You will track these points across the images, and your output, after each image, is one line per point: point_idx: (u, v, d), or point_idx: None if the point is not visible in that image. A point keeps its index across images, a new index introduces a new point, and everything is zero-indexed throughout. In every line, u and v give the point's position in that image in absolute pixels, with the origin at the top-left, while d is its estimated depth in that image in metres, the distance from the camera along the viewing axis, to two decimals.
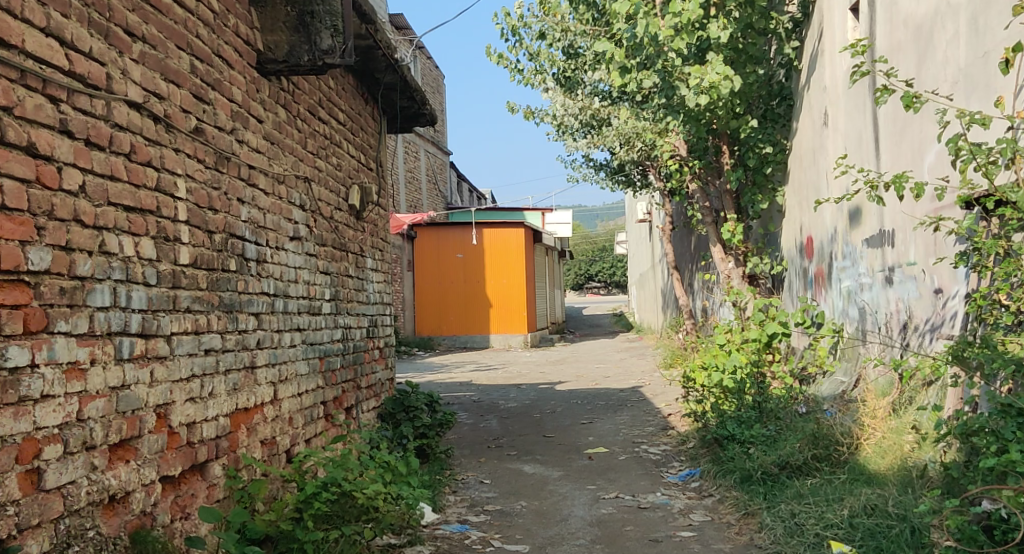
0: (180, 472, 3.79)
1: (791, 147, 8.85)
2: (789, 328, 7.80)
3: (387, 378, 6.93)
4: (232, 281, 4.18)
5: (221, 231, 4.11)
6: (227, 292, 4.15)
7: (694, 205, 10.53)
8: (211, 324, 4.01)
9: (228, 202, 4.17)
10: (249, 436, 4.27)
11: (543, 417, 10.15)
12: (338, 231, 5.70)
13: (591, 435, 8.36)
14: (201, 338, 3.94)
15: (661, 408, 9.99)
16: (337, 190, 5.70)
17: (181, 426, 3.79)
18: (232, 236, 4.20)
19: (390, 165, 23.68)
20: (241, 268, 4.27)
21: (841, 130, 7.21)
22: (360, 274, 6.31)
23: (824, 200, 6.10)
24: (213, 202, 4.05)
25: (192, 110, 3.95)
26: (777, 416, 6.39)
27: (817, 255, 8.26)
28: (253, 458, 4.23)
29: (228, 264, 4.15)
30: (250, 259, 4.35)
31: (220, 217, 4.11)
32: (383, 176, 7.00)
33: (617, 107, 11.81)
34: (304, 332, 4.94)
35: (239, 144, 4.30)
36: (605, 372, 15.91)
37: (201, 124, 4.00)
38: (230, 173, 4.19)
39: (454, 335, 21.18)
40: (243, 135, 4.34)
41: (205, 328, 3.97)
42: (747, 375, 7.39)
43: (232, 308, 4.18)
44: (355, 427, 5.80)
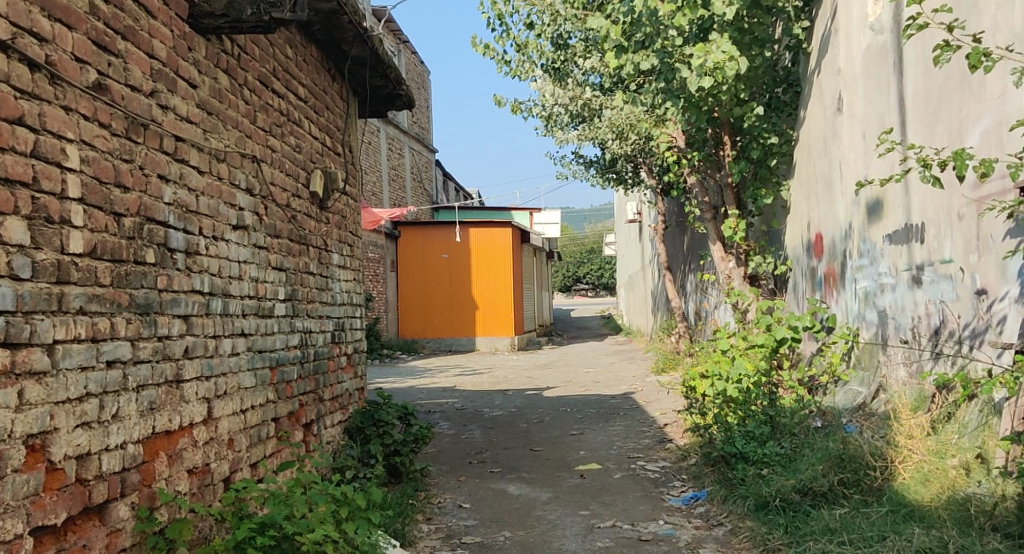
0: (65, 519, 3.10)
1: (797, 138, 8.20)
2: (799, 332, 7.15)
3: (356, 387, 6.23)
4: (148, 277, 3.49)
5: (133, 214, 3.42)
6: (143, 290, 3.46)
7: (691, 201, 9.87)
8: (116, 328, 3.31)
9: (144, 179, 3.49)
10: (170, 466, 3.59)
11: (530, 427, 9.47)
12: (294, 221, 4.99)
13: (582, 449, 7.69)
14: (101, 347, 3.24)
15: (657, 418, 9.33)
16: (295, 175, 5.01)
17: (67, 460, 3.11)
18: (151, 221, 3.51)
19: (373, 162, 22.97)
20: (164, 261, 3.58)
21: (859, 115, 6.57)
22: (325, 272, 5.60)
23: (864, 183, 5.34)
24: (121, 177, 3.36)
25: (90, 60, 3.26)
26: (792, 432, 5.74)
27: (827, 253, 7.60)
28: (172, 493, 3.55)
29: (144, 256, 3.46)
30: (176, 250, 3.66)
31: (134, 197, 3.43)
32: (352, 162, 6.31)
33: (610, 98, 11.14)
34: (250, 338, 4.25)
35: (161, 110, 3.61)
36: (595, 377, 15.27)
37: (105, 79, 3.32)
38: (147, 144, 3.51)
39: (439, 338, 20.47)
40: (166, 100, 3.65)
41: (107, 334, 3.27)
42: (753, 384, 6.75)
43: (149, 309, 3.48)
44: (314, 446, 5.10)
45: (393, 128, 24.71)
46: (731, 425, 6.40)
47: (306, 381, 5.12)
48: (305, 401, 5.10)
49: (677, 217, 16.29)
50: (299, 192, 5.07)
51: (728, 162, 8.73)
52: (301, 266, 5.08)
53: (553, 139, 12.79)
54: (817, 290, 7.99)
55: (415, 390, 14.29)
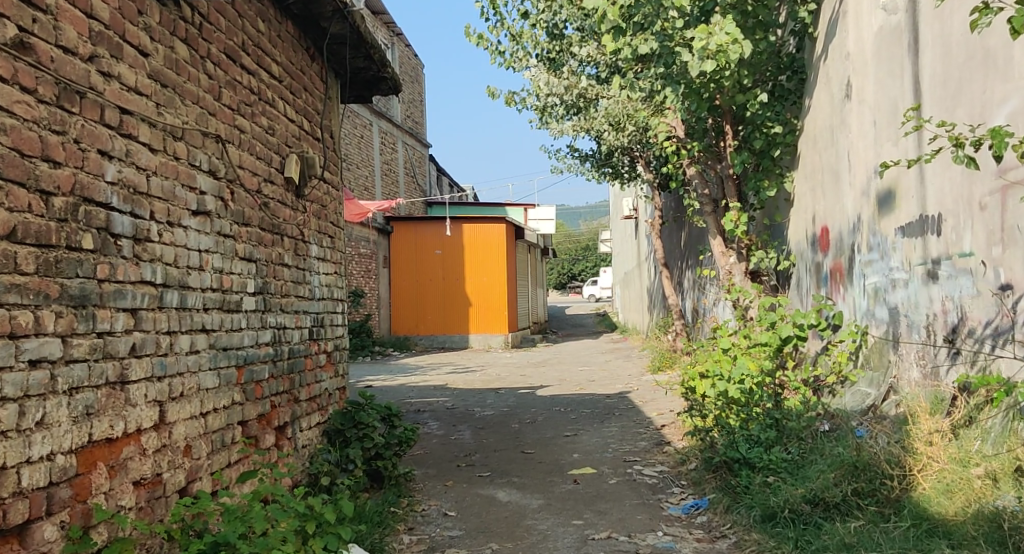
0: None
1: (802, 127, 7.85)
2: (804, 331, 6.84)
3: (337, 387, 5.88)
4: (85, 265, 3.32)
5: (66, 192, 3.25)
6: (77, 280, 3.29)
7: (690, 193, 9.50)
8: (41, 322, 3.14)
9: (81, 153, 3.32)
10: (111, 479, 3.40)
11: (522, 427, 9.10)
12: (267, 208, 4.65)
13: (576, 452, 7.33)
14: (20, 346, 3.07)
15: (653, 419, 8.99)
16: (268, 158, 4.69)
17: None
18: (89, 202, 3.34)
19: (365, 156, 22.57)
20: (105, 247, 3.41)
21: (868, 101, 6.23)
22: (302, 264, 5.23)
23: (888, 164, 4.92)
24: (50, 150, 3.20)
25: (14, 18, 3.08)
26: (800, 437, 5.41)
27: (833, 248, 7.27)
28: (112, 506, 3.37)
29: (79, 240, 3.29)
30: (121, 236, 3.48)
31: (67, 173, 3.27)
32: (332, 147, 5.96)
33: (607, 87, 10.78)
34: (213, 334, 4.02)
35: (103, 78, 3.43)
36: (590, 376, 14.92)
37: (31, 39, 3.14)
38: (83, 115, 3.33)
39: (432, 335, 20.10)
40: (110, 67, 3.46)
41: (30, 329, 3.10)
42: (756, 385, 6.44)
43: (86, 301, 3.31)
44: (284, 451, 4.73)
45: (386, 121, 24.32)
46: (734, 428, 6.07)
47: (280, 381, 4.79)
48: (279, 401, 4.76)
49: (674, 212, 15.95)
50: (273, 177, 4.74)
51: (730, 152, 8.38)
52: (275, 256, 4.76)
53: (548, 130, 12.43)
54: (821, 287, 7.65)
55: (405, 388, 13.92)
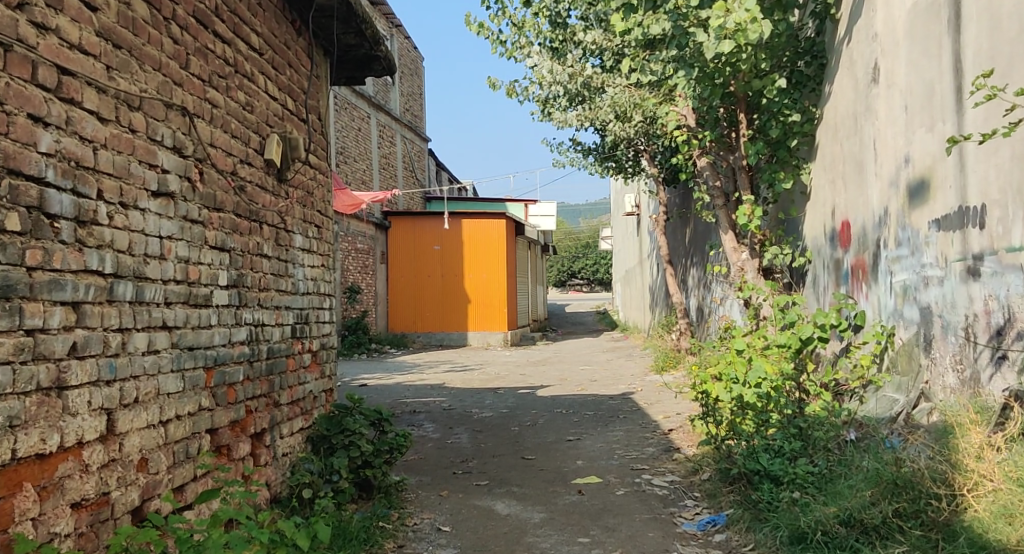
0: None
1: (822, 115, 7.42)
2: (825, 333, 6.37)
3: (324, 390, 5.45)
4: (10, 247, 3.03)
5: None
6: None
7: (699, 186, 9.06)
8: None
9: (7, 115, 3.03)
10: (42, 502, 3.12)
11: (522, 431, 8.67)
12: (245, 193, 4.28)
13: (579, 458, 6.89)
14: None
15: (661, 423, 8.56)
16: (246, 139, 4.31)
17: None
18: (16, 175, 3.06)
19: (363, 149, 22.16)
20: (37, 228, 3.12)
21: (898, 85, 5.81)
22: (284, 256, 4.80)
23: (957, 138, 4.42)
24: None
25: None
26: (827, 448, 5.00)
27: (854, 243, 6.85)
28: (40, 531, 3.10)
29: (4, 218, 3.01)
30: (58, 216, 3.20)
31: None
32: (319, 130, 5.53)
33: (612, 76, 10.37)
34: (175, 331, 3.73)
35: (37, 30, 3.14)
36: (591, 375, 14.51)
37: None
38: (11, 71, 3.04)
39: (429, 333, 19.65)
40: (45, 18, 3.17)
41: None
42: (774, 389, 6.02)
43: (10, 292, 3.03)
44: (248, 460, 4.24)
45: (385, 114, 23.92)
46: (752, 437, 5.65)
47: (259, 383, 4.39)
48: (256, 407, 4.36)
49: (679, 208, 15.56)
50: (252, 159, 4.36)
51: (744, 142, 8.01)
52: (255, 246, 4.37)
53: (552, 122, 11.93)
54: (840, 286, 7.23)
55: (401, 387, 13.50)
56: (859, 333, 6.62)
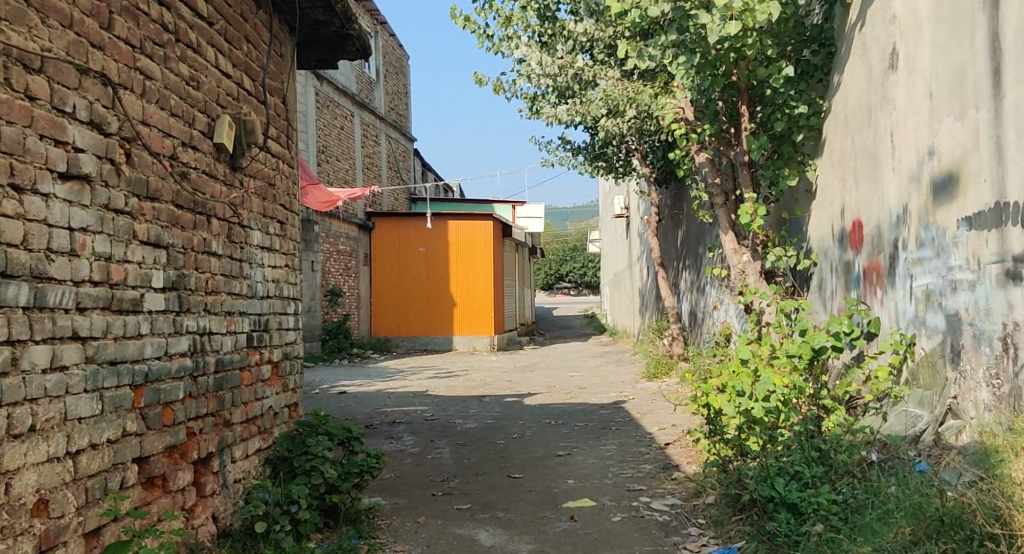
0: None
1: (831, 108, 6.89)
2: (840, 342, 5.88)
3: (284, 405, 4.94)
4: None
5: None
6: None
7: (697, 184, 8.48)
8: None
9: None
10: None
11: (508, 444, 8.15)
12: (187, 179, 4.02)
13: (570, 477, 6.40)
14: None
15: (656, 436, 8.07)
16: (189, 118, 4.04)
17: None
18: None
19: (345, 148, 21.63)
20: None
21: (920, 69, 5.31)
22: (236, 256, 4.38)
23: None
24: None
25: None
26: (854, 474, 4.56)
27: (866, 245, 6.34)
28: None
29: None
30: None
31: None
32: (282, 115, 5.04)
33: (605, 68, 9.83)
34: (91, 344, 3.46)
35: None
36: (581, 382, 14.01)
37: None
38: None
39: (414, 337, 19.08)
40: None
41: None
42: (782, 404, 5.51)
43: None
44: (185, 490, 3.91)
45: (369, 113, 23.38)
46: (764, 461, 5.15)
47: (205, 399, 4.06)
48: (201, 433, 4.04)
49: (672, 209, 15.10)
50: (197, 142, 4.09)
51: (745, 136, 7.45)
52: (199, 244, 4.07)
53: (542, 119, 11.26)
54: (849, 292, 6.72)
55: (382, 395, 12.97)
56: (872, 342, 6.13)
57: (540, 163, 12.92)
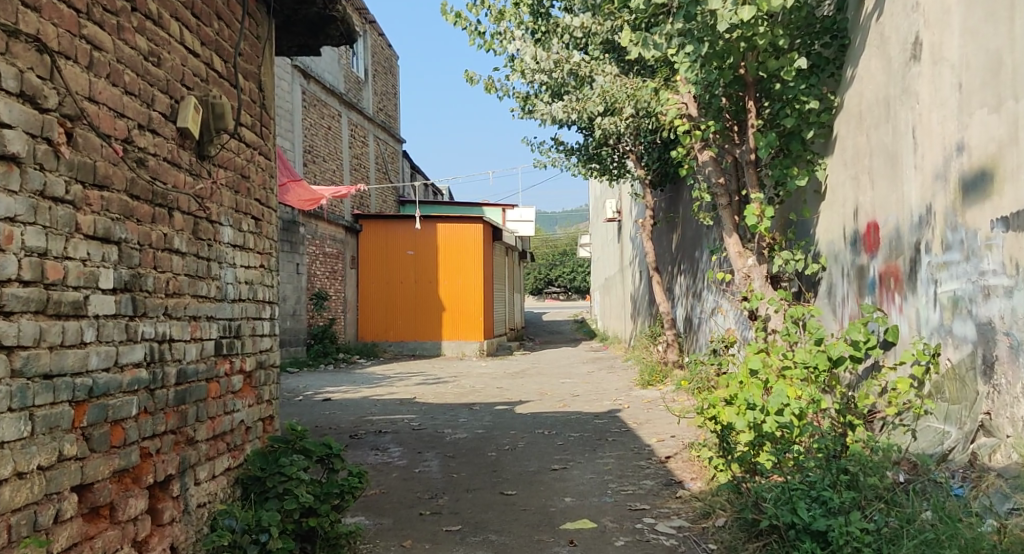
0: None
1: (843, 104, 6.53)
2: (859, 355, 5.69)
3: (256, 419, 4.55)
4: None
5: None
6: None
7: (698, 183, 8.06)
8: None
9: None
10: None
11: (500, 456, 7.76)
12: (142, 165, 3.70)
13: (566, 495, 6.06)
14: None
15: (654, 448, 7.71)
16: (148, 99, 3.74)
17: None
18: None
19: (333, 149, 21.21)
20: None
21: (947, 59, 4.94)
22: (201, 255, 4.05)
23: None
24: None
25: None
26: (884, 498, 4.33)
27: (883, 248, 5.96)
28: None
29: None
30: None
31: None
32: (261, 104, 4.71)
33: (602, 64, 9.47)
34: (20, 354, 3.11)
35: None
36: (573, 389, 13.64)
37: None
38: None
39: (402, 342, 18.65)
40: None
41: None
42: (798, 417, 5.21)
43: None
44: (140, 515, 3.60)
45: (357, 114, 22.96)
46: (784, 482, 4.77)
47: (165, 415, 3.78)
48: (166, 455, 3.78)
49: (667, 212, 14.78)
50: (157, 126, 3.79)
51: (753, 133, 7.06)
52: (159, 240, 3.77)
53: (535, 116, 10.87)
54: (863, 299, 6.33)
55: (368, 402, 12.56)
56: (889, 352, 5.73)
57: (533, 164, 12.57)
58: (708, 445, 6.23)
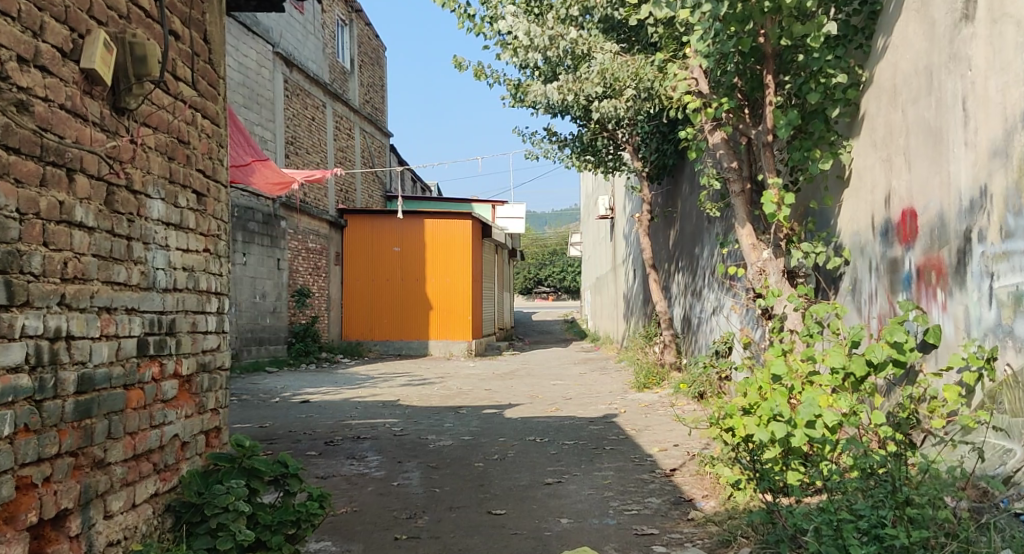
0: None
1: (873, 79, 5.86)
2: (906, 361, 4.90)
3: (193, 434, 4.22)
4: None
5: None
6: None
7: (708, 168, 7.32)
8: None
9: None
10: None
11: (488, 468, 7.05)
12: (26, 109, 3.34)
13: (563, 516, 5.37)
14: None
15: (658, 460, 7.03)
16: (34, 25, 3.36)
17: None
18: None
19: (317, 141, 20.46)
20: None
21: (1011, 15, 4.29)
22: (112, 243, 3.71)
23: None
24: None
25: None
26: (958, 538, 3.76)
27: (922, 239, 5.25)
28: None
29: None
30: None
31: None
32: (205, 64, 4.41)
33: (601, 41, 8.80)
34: None
35: None
36: (566, 391, 12.94)
37: None
38: None
39: (387, 341, 17.90)
40: None
41: None
42: (830, 430, 4.58)
43: None
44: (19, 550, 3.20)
45: (342, 105, 22.21)
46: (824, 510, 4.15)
47: (58, 434, 3.40)
48: (59, 484, 3.40)
49: (664, 206, 14.17)
50: (47, 61, 3.42)
51: (771, 111, 6.34)
52: (50, 209, 3.41)
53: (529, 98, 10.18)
54: (895, 296, 5.62)
55: (349, 405, 11.80)
56: (929, 357, 5.03)
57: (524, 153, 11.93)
58: (722, 457, 5.55)
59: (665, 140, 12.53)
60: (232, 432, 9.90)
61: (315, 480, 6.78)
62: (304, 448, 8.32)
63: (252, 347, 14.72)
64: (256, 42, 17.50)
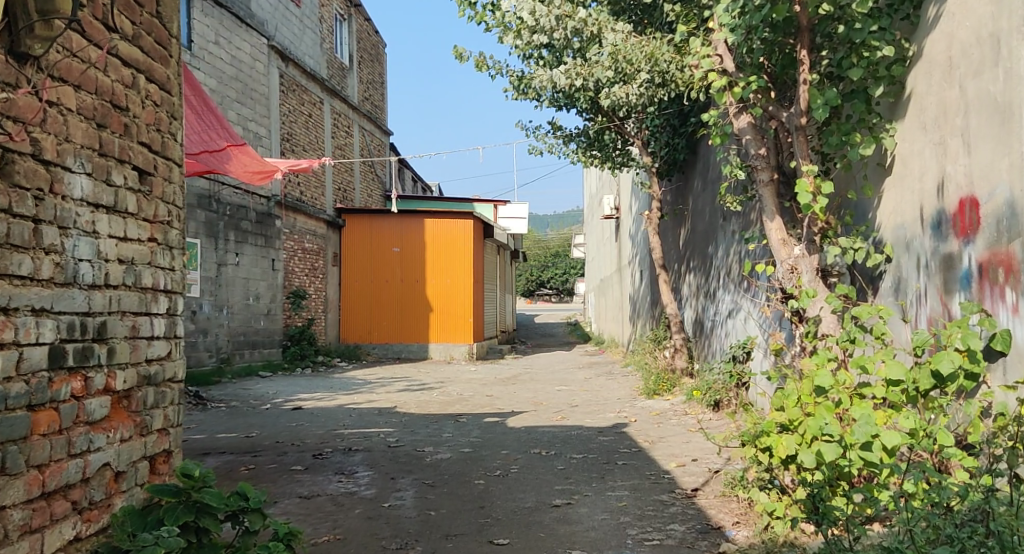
0: None
1: (922, 51, 5.23)
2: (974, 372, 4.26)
3: (130, 461, 3.98)
4: None
5: None
6: None
7: (731, 156, 6.69)
8: None
9: None
10: None
11: (491, 486, 6.41)
12: None
13: (574, 547, 4.76)
14: None
15: (678, 478, 6.38)
16: None
17: None
18: None
19: (313, 138, 19.82)
20: None
21: None
22: (17, 227, 3.44)
23: None
24: None
25: None
26: None
27: (987, 232, 4.61)
28: None
29: None
30: None
31: None
32: (141, 32, 4.14)
33: (612, 21, 8.16)
34: None
35: None
36: (572, 398, 12.30)
37: None
38: None
39: (386, 344, 17.25)
40: None
41: None
42: (887, 453, 3.98)
43: None
44: None
45: (340, 101, 21.58)
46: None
47: None
48: None
49: (675, 204, 13.56)
50: None
51: (805, 90, 5.72)
52: None
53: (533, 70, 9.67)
54: (951, 298, 4.97)
55: (343, 412, 11.15)
56: (995, 367, 4.39)
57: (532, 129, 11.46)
58: (758, 481, 4.91)
59: (677, 133, 11.91)
60: (217, 442, 9.25)
61: (298, 500, 6.14)
62: (291, 461, 7.67)
63: (245, 352, 14.08)
64: (250, 35, 16.85)
